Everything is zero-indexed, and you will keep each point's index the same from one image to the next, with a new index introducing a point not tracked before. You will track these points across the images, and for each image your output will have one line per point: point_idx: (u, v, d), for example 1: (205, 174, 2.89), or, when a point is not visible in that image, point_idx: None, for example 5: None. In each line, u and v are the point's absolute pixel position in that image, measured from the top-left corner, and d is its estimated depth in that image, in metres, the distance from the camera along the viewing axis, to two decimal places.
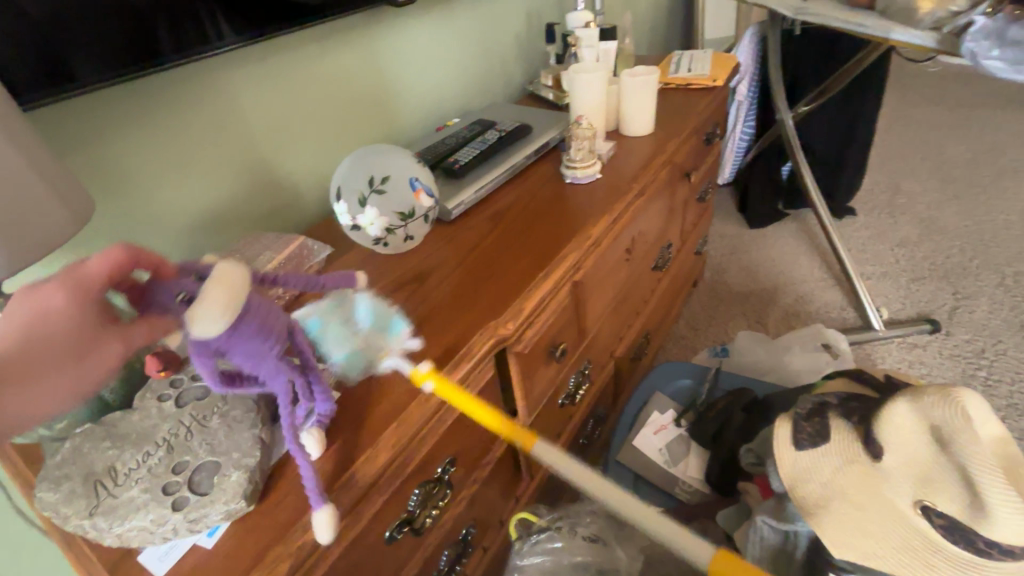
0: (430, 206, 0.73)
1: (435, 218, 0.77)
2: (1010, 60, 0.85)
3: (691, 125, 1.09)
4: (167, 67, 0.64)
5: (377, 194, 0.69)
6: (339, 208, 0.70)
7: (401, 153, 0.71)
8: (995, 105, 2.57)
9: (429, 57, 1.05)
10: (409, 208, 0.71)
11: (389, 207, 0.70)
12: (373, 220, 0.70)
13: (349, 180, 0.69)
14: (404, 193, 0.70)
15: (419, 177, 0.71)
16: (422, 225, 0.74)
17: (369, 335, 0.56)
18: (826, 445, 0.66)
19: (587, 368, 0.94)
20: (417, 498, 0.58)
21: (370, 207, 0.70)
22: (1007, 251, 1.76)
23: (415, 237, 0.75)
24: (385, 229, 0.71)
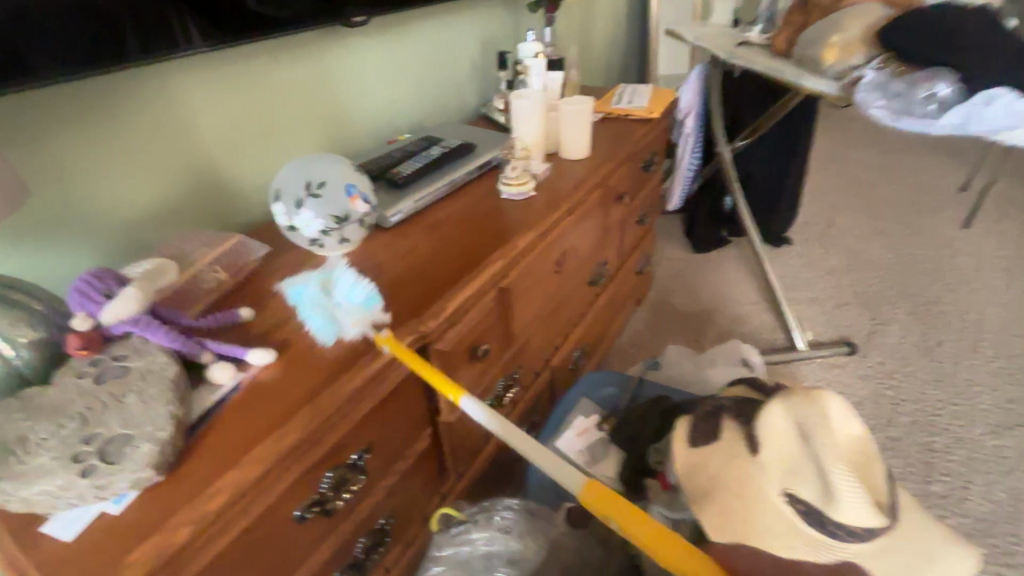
0: (366, 211, 0.78)
1: (372, 223, 0.81)
2: (891, 110, 0.97)
3: (625, 152, 1.18)
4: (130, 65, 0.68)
5: (312, 198, 0.73)
6: (278, 210, 0.75)
7: (340, 161, 0.76)
8: (920, 150, 2.81)
9: (384, 75, 1.12)
10: (344, 212, 0.76)
11: (324, 211, 0.74)
12: (308, 222, 0.74)
13: (287, 184, 0.74)
14: (339, 198, 0.75)
15: (355, 184, 0.76)
16: (357, 229, 0.79)
17: (347, 309, 0.65)
18: (717, 441, 0.73)
19: (517, 373, 0.99)
20: (329, 481, 0.61)
21: (305, 210, 0.74)
22: (921, 282, 1.92)
23: (352, 240, 0.80)
24: (320, 231, 0.76)
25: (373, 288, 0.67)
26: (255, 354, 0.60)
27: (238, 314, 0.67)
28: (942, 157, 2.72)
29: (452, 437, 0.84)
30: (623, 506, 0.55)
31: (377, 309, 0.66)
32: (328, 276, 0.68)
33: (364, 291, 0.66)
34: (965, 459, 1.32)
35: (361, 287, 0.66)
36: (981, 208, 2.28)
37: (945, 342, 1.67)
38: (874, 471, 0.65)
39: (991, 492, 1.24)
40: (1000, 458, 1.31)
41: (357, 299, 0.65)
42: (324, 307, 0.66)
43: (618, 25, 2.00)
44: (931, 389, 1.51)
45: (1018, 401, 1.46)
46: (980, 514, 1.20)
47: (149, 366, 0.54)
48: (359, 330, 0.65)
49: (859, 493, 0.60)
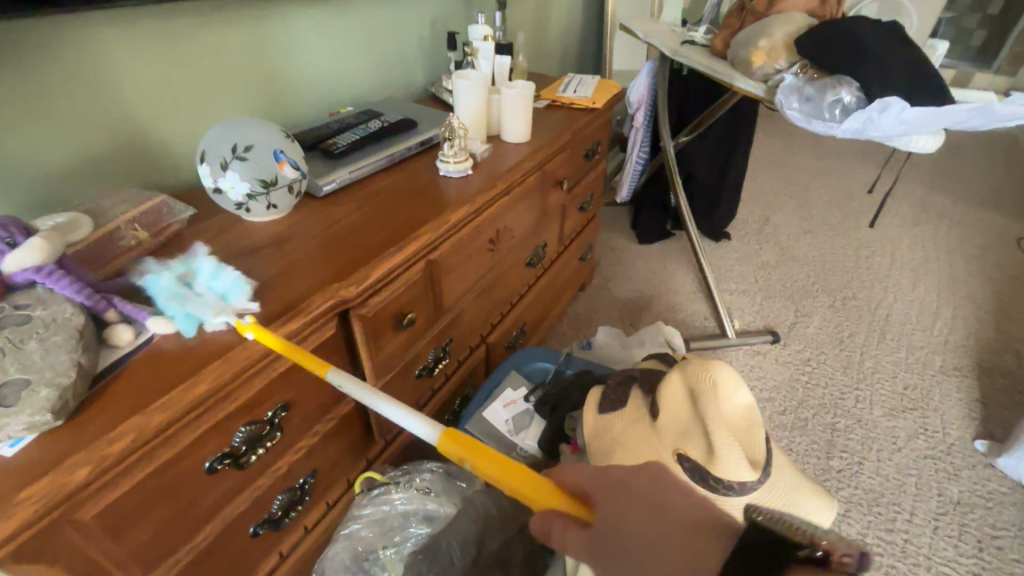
0: (294, 178, 0.79)
1: (301, 190, 0.82)
2: (803, 113, 1.04)
3: (565, 139, 1.22)
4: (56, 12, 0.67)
5: (239, 161, 0.74)
6: (203, 170, 0.75)
7: (270, 126, 0.76)
8: (853, 158, 3.00)
9: (327, 47, 1.11)
10: (272, 177, 0.76)
11: (250, 174, 0.75)
12: (233, 184, 0.74)
13: (212, 145, 0.73)
14: (267, 163, 0.75)
15: (284, 150, 0.77)
16: (285, 195, 0.80)
17: (210, 299, 0.62)
18: (623, 409, 0.80)
19: (448, 346, 1.02)
20: (242, 436, 0.63)
21: (231, 172, 0.74)
22: (841, 279, 2.07)
23: (279, 206, 0.81)
24: (246, 195, 0.76)
25: (240, 279, 0.65)
26: (159, 321, 0.60)
27: (152, 273, 0.67)
28: (871, 165, 2.91)
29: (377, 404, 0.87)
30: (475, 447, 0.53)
31: (242, 298, 0.64)
32: (187, 272, 0.65)
33: (226, 282, 0.64)
34: (863, 438, 1.45)
35: (224, 278, 0.64)
36: (900, 215, 2.47)
37: (857, 333, 1.81)
38: (757, 435, 0.71)
39: (882, 467, 1.37)
40: (892, 437, 1.45)
41: (219, 289, 0.63)
42: (178, 297, 0.61)
43: (575, 16, 2.04)
44: (840, 375, 1.64)
45: (913, 387, 1.61)
46: (870, 486, 1.33)
47: (54, 315, 0.54)
48: (222, 320, 0.61)
49: (736, 451, 0.66)
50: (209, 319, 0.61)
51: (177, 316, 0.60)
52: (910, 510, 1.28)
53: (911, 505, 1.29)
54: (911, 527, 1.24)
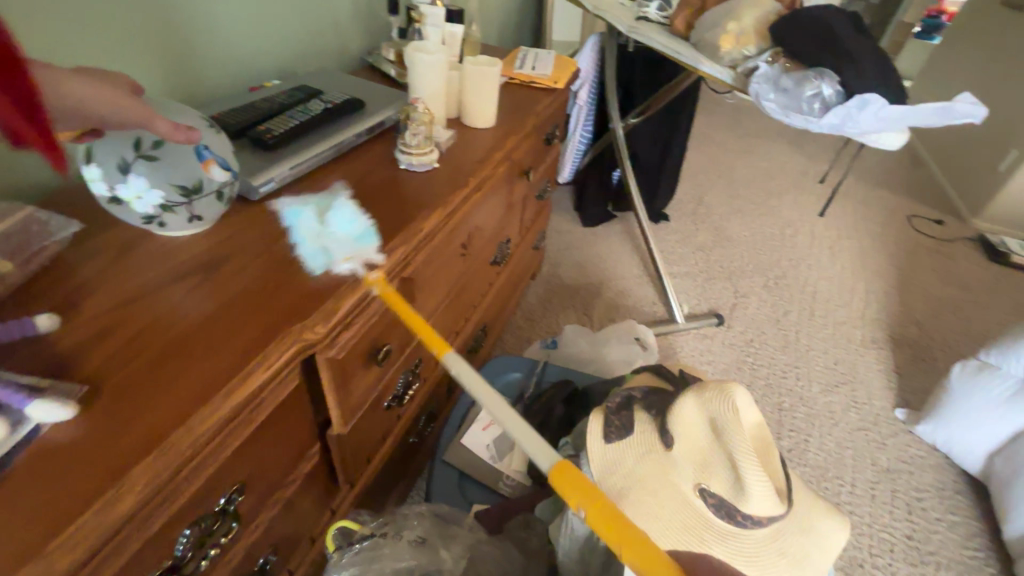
0: (225, 180, 0.61)
1: (231, 196, 0.64)
2: (780, 104, 1.00)
3: (531, 123, 1.10)
4: None
5: (146, 161, 0.54)
6: (91, 172, 0.54)
7: (186, 113, 0.58)
8: (770, 137, 3.14)
9: (240, 3, 0.88)
10: (195, 181, 0.58)
11: (162, 179, 0.56)
12: (139, 193, 0.55)
13: (101, 139, 0.53)
14: (186, 163, 0.56)
15: (209, 145, 0.58)
16: (214, 203, 0.61)
17: (341, 242, 0.63)
18: (631, 436, 0.72)
19: (417, 366, 0.89)
20: (187, 540, 0.48)
21: (133, 177, 0.55)
22: (771, 258, 2.17)
23: (205, 217, 0.62)
24: (158, 206, 0.57)
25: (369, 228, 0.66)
26: (44, 407, 0.41)
27: (25, 324, 0.48)
28: (786, 144, 3.07)
29: (344, 449, 0.73)
30: (587, 493, 0.47)
31: (370, 249, 0.63)
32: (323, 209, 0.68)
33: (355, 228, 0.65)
34: (805, 415, 1.53)
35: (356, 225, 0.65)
36: (815, 193, 2.64)
37: (790, 312, 1.91)
38: (773, 454, 0.67)
39: (824, 442, 1.46)
40: (829, 412, 1.55)
41: (352, 232, 0.64)
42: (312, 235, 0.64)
43: None
44: (780, 355, 1.72)
45: (841, 361, 1.73)
46: (816, 463, 1.41)
47: None
48: (347, 266, 0.61)
49: (766, 484, 0.62)
50: (335, 264, 0.61)
51: (308, 252, 0.62)
52: (851, 482, 1.38)
53: (852, 477, 1.39)
54: (855, 498, 1.34)
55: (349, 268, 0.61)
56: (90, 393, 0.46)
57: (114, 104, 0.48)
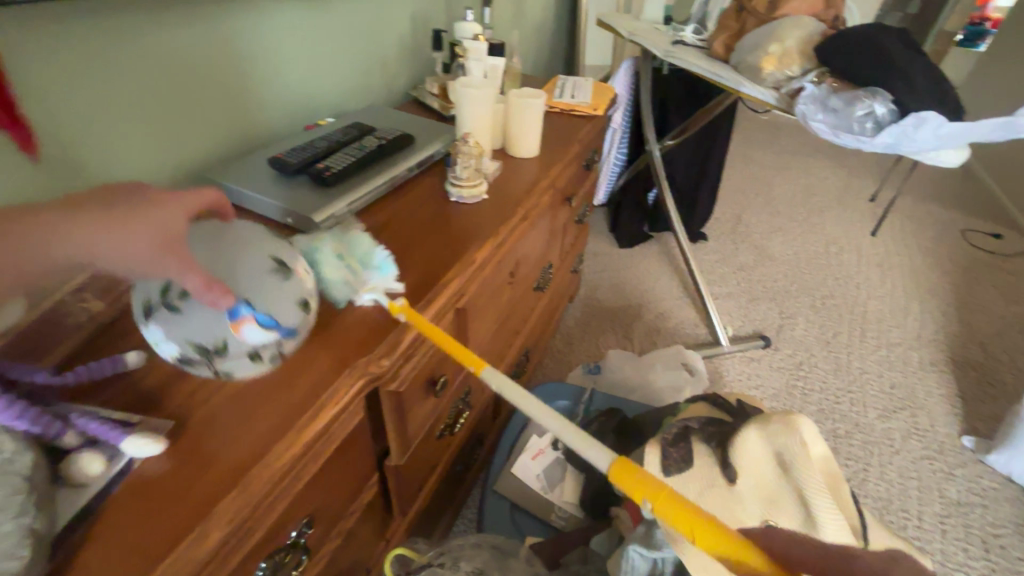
0: (264, 341, 0.48)
1: (279, 356, 0.51)
2: (830, 124, 0.99)
3: (574, 150, 1.11)
4: None
5: (168, 311, 0.45)
6: (132, 307, 0.47)
7: (243, 261, 0.46)
8: (808, 152, 3.07)
9: (298, 48, 0.93)
10: (218, 342, 0.46)
11: (183, 333, 0.45)
12: (161, 341, 0.46)
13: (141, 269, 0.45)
14: (214, 319, 0.45)
15: (250, 302, 0.45)
16: (246, 365, 0.49)
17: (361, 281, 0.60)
18: (690, 470, 0.70)
19: (467, 395, 0.90)
20: (263, 572, 0.50)
21: (156, 325, 0.45)
22: (816, 277, 2.10)
23: (237, 374, 0.50)
24: (181, 359, 0.47)
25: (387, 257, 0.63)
26: (138, 441, 0.44)
27: (117, 361, 0.51)
28: (825, 159, 2.99)
29: (400, 480, 0.74)
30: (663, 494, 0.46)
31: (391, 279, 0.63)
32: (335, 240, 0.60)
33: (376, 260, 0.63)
34: (863, 443, 1.46)
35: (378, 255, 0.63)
36: (859, 209, 2.55)
37: (839, 333, 1.84)
38: (843, 488, 0.65)
39: (886, 472, 1.39)
40: (889, 440, 1.47)
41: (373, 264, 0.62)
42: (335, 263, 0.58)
43: (549, 10, 1.91)
44: (832, 378, 1.65)
45: (899, 386, 1.65)
46: (878, 494, 1.34)
47: None
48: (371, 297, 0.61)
49: (841, 522, 0.60)
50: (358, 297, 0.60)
51: (335, 294, 0.58)
52: (918, 515, 1.30)
53: (919, 510, 1.31)
54: (924, 533, 1.26)
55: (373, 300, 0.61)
56: (176, 429, 0.47)
57: (133, 258, 0.39)
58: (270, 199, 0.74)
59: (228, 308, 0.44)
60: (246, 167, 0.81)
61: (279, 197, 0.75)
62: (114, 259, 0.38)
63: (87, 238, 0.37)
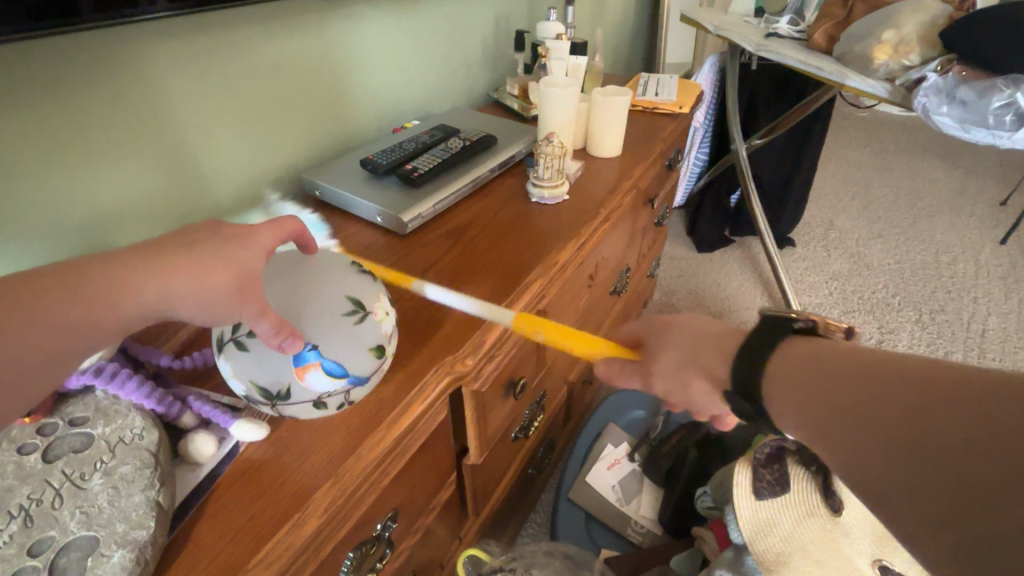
0: (332, 389, 0.45)
1: (347, 403, 0.48)
2: (957, 118, 0.89)
3: (658, 150, 1.07)
4: (85, 30, 0.52)
5: (238, 348, 0.43)
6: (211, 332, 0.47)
7: (316, 305, 0.43)
8: (915, 151, 2.77)
9: (387, 53, 0.96)
10: (282, 387, 0.44)
11: (248, 373, 0.43)
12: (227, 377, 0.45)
13: None
14: (281, 361, 0.43)
15: (317, 342, 0.43)
16: (311, 410, 0.46)
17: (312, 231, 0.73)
18: (787, 495, 0.66)
19: (542, 398, 0.89)
20: (350, 563, 0.51)
21: (223, 360, 0.44)
22: (924, 289, 1.89)
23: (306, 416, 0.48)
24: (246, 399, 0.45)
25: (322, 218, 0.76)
26: (243, 426, 0.46)
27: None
28: (936, 159, 2.69)
29: (475, 480, 0.73)
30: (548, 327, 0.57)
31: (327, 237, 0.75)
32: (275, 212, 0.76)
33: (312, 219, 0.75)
34: None
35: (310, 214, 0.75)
36: (978, 215, 2.27)
37: (952, 353, 1.64)
38: None
39: None
40: None
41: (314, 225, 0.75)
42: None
43: (630, 8, 1.86)
44: None
45: None
46: None
47: (120, 434, 0.41)
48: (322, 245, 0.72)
49: None
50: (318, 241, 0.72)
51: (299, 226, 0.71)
52: None
53: None
54: None
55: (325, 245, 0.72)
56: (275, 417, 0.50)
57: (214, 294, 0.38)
58: (361, 198, 0.77)
59: (295, 352, 0.42)
60: (339, 168, 0.85)
61: (369, 197, 0.77)
62: (195, 304, 0.38)
63: (167, 284, 0.37)
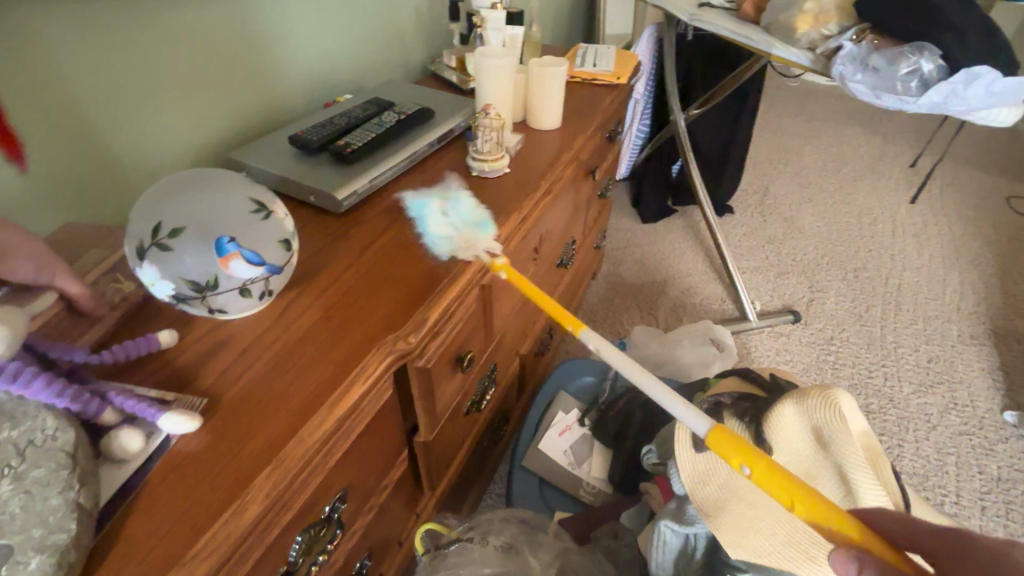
0: (254, 277, 0.52)
1: (268, 292, 0.55)
2: (870, 85, 0.93)
3: (597, 121, 1.08)
4: None
5: (162, 251, 0.47)
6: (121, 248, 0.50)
7: (225, 207, 0.49)
8: (840, 119, 2.93)
9: (312, 23, 0.91)
10: (210, 277, 0.49)
11: (175, 270, 0.48)
12: (152, 282, 0.49)
13: (133, 216, 0.48)
14: (203, 256, 0.48)
15: (234, 235, 0.49)
16: (236, 299, 0.53)
17: (462, 232, 0.71)
18: (723, 445, 0.69)
19: (493, 371, 0.89)
20: (299, 546, 0.50)
21: (147, 264, 0.48)
22: (849, 249, 2.02)
23: (230, 310, 0.54)
24: (173, 298, 0.50)
25: (488, 218, 0.74)
26: (174, 420, 0.44)
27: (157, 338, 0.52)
28: (859, 126, 2.85)
29: (429, 456, 0.74)
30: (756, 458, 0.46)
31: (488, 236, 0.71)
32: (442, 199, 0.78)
33: (478, 219, 0.73)
34: (897, 418, 1.42)
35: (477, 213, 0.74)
36: (895, 178, 2.44)
37: (873, 306, 1.77)
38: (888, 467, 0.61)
39: (921, 447, 1.35)
40: (925, 414, 1.43)
41: (470, 222, 0.72)
42: (442, 221, 0.72)
43: None
44: (865, 353, 1.60)
45: (936, 359, 1.60)
46: (914, 470, 1.30)
47: (30, 436, 0.37)
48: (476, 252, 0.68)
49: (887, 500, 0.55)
50: (463, 252, 0.68)
51: (437, 240, 0.70)
52: (955, 492, 1.27)
53: (956, 486, 1.28)
54: (960, 509, 1.23)
55: (476, 258, 0.68)
56: (208, 405, 0.48)
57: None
58: (293, 178, 0.74)
59: (209, 245, 0.48)
60: (268, 146, 0.81)
61: (300, 175, 0.74)
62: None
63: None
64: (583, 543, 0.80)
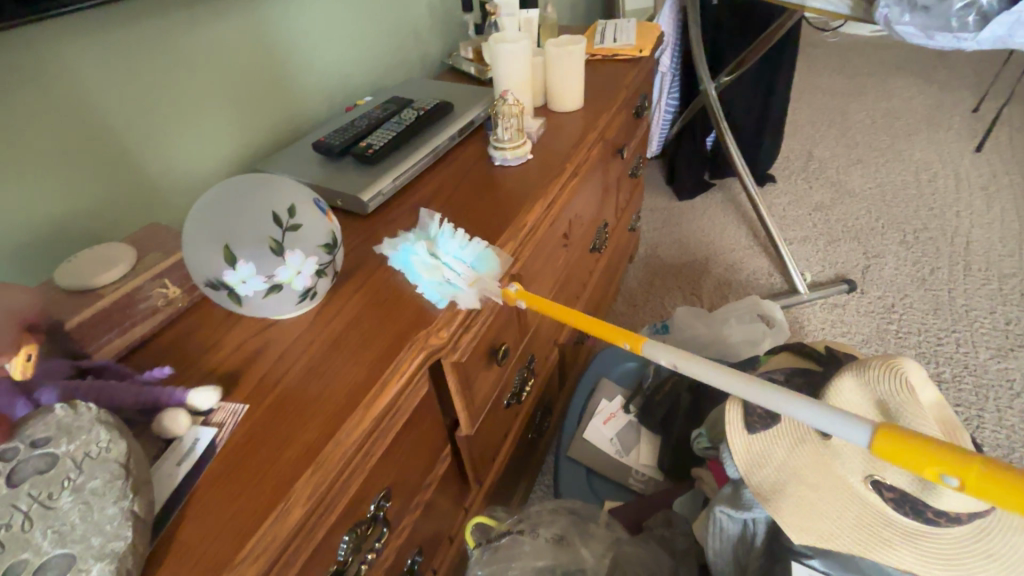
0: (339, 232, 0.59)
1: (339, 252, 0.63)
2: (921, 26, 0.85)
3: (622, 98, 1.04)
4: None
5: (294, 231, 0.51)
6: (240, 273, 0.50)
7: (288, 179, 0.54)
8: (887, 72, 2.72)
9: (325, 30, 0.92)
10: (330, 235, 0.55)
11: (309, 242, 0.53)
12: (297, 268, 0.52)
13: (240, 226, 0.49)
14: (317, 218, 0.54)
15: (317, 197, 0.56)
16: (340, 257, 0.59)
17: (460, 271, 0.61)
18: (779, 425, 0.65)
19: (531, 362, 0.88)
20: (347, 545, 0.51)
21: (290, 254, 0.51)
22: (907, 209, 1.88)
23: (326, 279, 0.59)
24: (315, 274, 0.54)
25: (486, 250, 0.63)
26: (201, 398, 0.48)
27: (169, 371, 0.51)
28: (910, 77, 2.64)
29: (472, 451, 0.73)
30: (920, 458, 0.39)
31: (490, 269, 0.63)
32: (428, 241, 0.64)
33: (475, 252, 0.62)
34: (974, 386, 1.32)
35: (471, 248, 0.62)
36: (955, 128, 2.25)
37: (939, 268, 1.64)
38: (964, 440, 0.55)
39: (1005, 417, 1.25)
40: (1007, 381, 1.32)
41: (466, 259, 0.62)
42: (432, 267, 0.61)
43: None
44: (932, 319, 1.49)
45: (1016, 321, 1.46)
46: (998, 442, 1.20)
47: (85, 449, 0.39)
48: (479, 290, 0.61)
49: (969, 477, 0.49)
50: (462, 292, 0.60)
51: (434, 287, 0.59)
52: None
53: None
54: None
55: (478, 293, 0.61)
56: (250, 410, 0.50)
57: None
58: (318, 184, 0.74)
59: (317, 205, 0.54)
60: (293, 155, 0.82)
61: (326, 181, 0.75)
62: None
63: None
64: (635, 532, 0.79)
